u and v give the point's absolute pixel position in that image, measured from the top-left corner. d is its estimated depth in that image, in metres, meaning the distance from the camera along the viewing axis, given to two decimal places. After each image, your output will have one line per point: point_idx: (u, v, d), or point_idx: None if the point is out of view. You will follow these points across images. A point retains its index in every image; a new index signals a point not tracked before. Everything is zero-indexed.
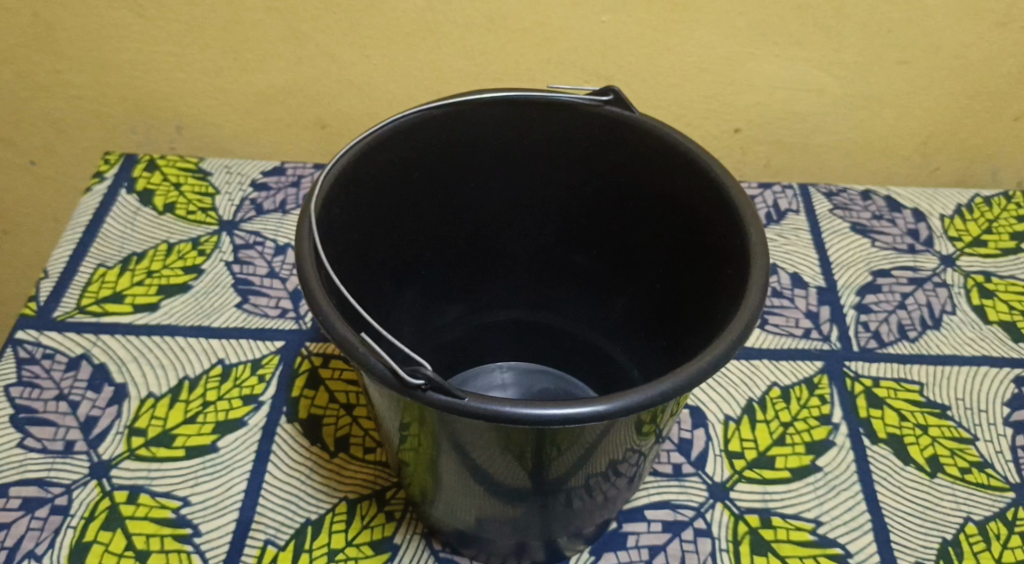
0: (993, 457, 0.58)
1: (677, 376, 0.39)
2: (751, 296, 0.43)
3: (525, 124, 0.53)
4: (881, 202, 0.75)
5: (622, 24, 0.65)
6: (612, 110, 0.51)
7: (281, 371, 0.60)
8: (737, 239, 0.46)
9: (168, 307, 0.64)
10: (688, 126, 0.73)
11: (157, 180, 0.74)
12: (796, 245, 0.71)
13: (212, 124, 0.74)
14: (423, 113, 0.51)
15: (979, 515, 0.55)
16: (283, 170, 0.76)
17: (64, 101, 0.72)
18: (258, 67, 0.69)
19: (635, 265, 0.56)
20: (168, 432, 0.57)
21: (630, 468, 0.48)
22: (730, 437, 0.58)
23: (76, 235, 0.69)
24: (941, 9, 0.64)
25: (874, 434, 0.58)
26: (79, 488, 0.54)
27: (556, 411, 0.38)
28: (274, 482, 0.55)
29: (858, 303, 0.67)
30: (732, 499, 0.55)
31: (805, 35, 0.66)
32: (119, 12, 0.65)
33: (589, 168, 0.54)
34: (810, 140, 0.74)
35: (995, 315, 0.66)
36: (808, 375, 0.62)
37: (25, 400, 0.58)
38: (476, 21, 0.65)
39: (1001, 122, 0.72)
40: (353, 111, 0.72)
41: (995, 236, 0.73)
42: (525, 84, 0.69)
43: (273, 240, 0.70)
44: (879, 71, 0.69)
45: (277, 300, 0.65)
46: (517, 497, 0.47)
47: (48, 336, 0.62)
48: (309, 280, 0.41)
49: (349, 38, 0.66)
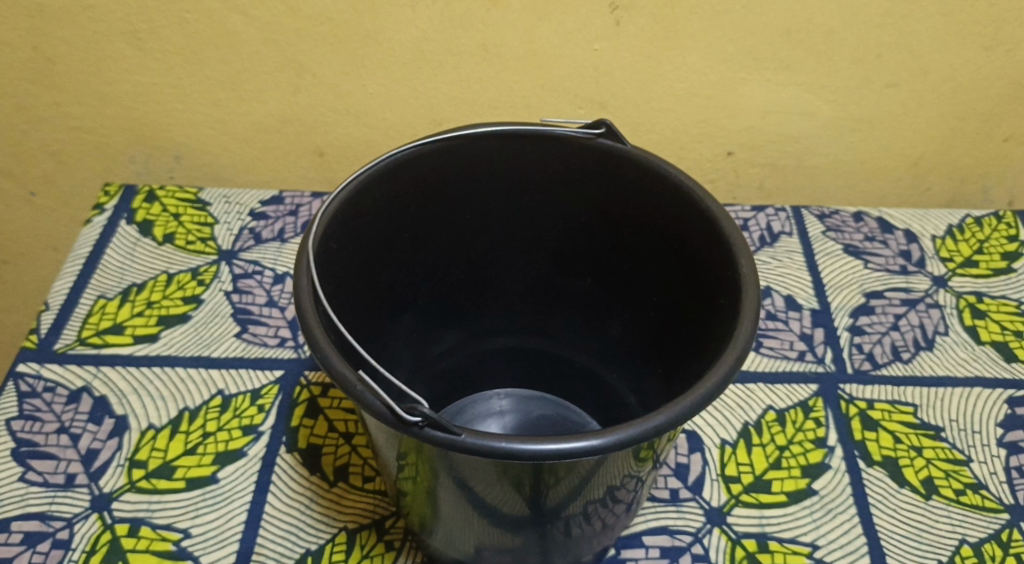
0: (987, 478, 0.58)
1: (671, 408, 0.40)
2: (743, 326, 0.43)
3: (519, 157, 0.53)
4: (873, 223, 0.76)
5: (614, 51, 0.66)
6: (604, 142, 0.52)
7: (280, 401, 0.61)
8: (728, 271, 0.47)
9: (168, 338, 0.65)
10: (681, 150, 0.74)
11: (156, 211, 0.74)
12: (789, 267, 0.72)
13: (211, 153, 0.75)
14: (418, 148, 0.51)
15: (974, 536, 0.55)
16: (281, 199, 0.77)
17: (64, 132, 0.73)
18: (256, 97, 0.70)
19: (630, 292, 0.57)
20: (168, 463, 0.57)
21: (628, 494, 0.48)
22: (726, 461, 0.59)
23: (76, 267, 0.70)
24: (928, 33, 0.65)
25: (869, 457, 0.59)
26: (80, 521, 0.54)
27: (551, 446, 0.39)
28: (274, 512, 0.55)
29: (852, 325, 0.67)
30: (729, 524, 0.55)
31: (795, 59, 0.67)
32: (118, 45, 0.66)
33: (583, 198, 0.55)
34: (803, 161, 0.75)
35: (987, 336, 0.67)
36: (802, 398, 0.62)
37: (27, 434, 0.58)
38: (470, 50, 0.66)
39: (991, 143, 0.73)
40: (351, 139, 0.73)
41: (986, 256, 0.73)
42: (519, 111, 0.70)
43: (271, 269, 0.71)
44: (869, 94, 0.69)
45: (276, 329, 0.66)
46: (516, 526, 0.48)
47: (49, 368, 0.62)
48: (308, 318, 0.42)
49: (346, 68, 0.67)
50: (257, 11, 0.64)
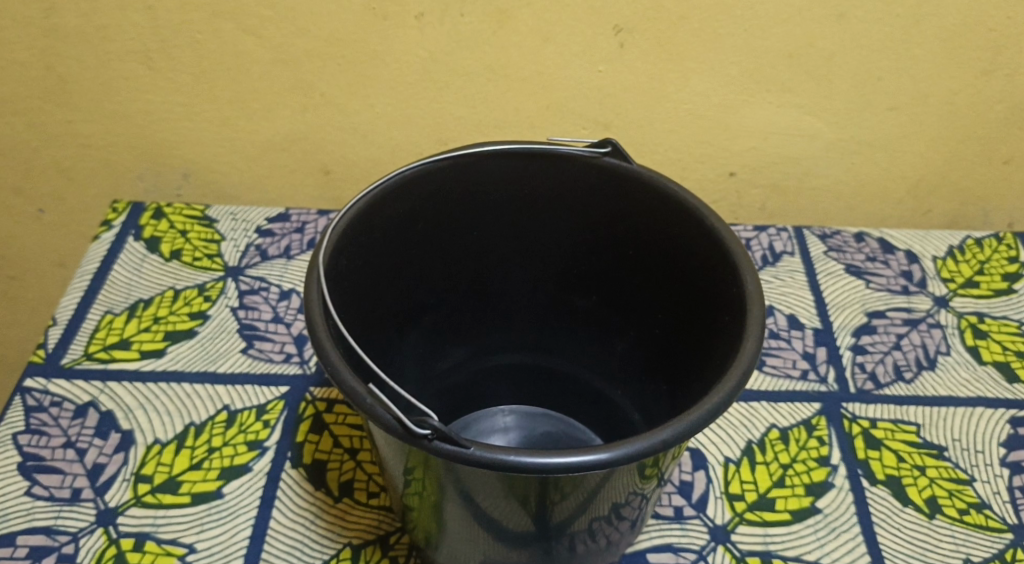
0: (991, 498, 0.58)
1: (677, 423, 0.40)
2: (748, 343, 0.44)
3: (526, 174, 0.54)
4: (874, 243, 0.77)
5: (618, 73, 0.67)
6: (610, 161, 0.53)
7: (285, 416, 0.61)
8: (733, 288, 0.47)
9: (174, 353, 0.65)
10: (684, 170, 0.74)
11: (163, 228, 0.75)
12: (792, 286, 0.72)
13: (219, 172, 0.75)
14: (428, 165, 0.52)
15: (978, 556, 0.55)
16: (287, 216, 0.77)
17: (73, 150, 0.74)
18: (264, 116, 0.70)
19: (635, 310, 0.58)
20: (174, 478, 0.57)
21: (632, 511, 0.49)
22: (730, 479, 0.59)
23: (83, 283, 0.70)
24: (928, 58, 0.66)
25: (873, 475, 0.59)
26: (86, 536, 0.54)
27: (559, 459, 0.39)
28: (278, 528, 0.55)
29: (854, 345, 0.68)
30: (733, 542, 0.55)
31: (797, 82, 0.68)
32: (130, 64, 0.67)
33: (589, 216, 0.55)
34: (804, 183, 0.76)
35: (989, 356, 0.67)
36: (806, 417, 0.62)
37: (34, 448, 0.58)
38: (476, 71, 0.67)
39: (991, 166, 0.74)
40: (357, 158, 0.73)
41: (987, 277, 0.74)
42: (524, 131, 0.71)
43: (277, 285, 0.71)
44: (869, 116, 0.70)
45: (282, 345, 0.66)
46: (521, 542, 0.48)
47: (56, 383, 0.62)
48: (318, 332, 0.43)
49: (354, 88, 0.68)
50: (267, 32, 0.65)
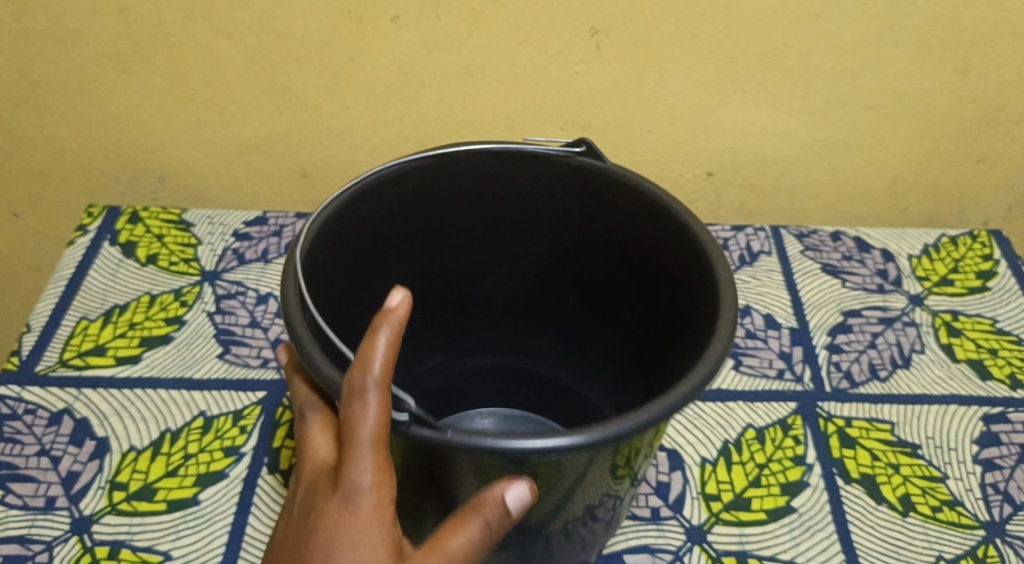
0: (964, 495, 0.59)
1: (652, 407, 0.41)
2: (719, 334, 0.44)
3: (501, 175, 0.54)
4: (850, 242, 0.77)
5: (596, 74, 0.67)
6: (584, 159, 0.53)
7: (262, 422, 0.61)
8: (705, 280, 0.48)
9: (150, 358, 0.65)
10: (663, 170, 0.74)
11: (140, 232, 0.75)
12: (768, 286, 0.73)
13: (196, 175, 0.75)
14: (403, 165, 0.52)
15: (951, 553, 0.55)
16: (264, 220, 0.77)
17: (48, 154, 0.73)
18: (241, 120, 0.70)
19: (611, 307, 0.58)
20: (149, 485, 0.57)
21: (607, 512, 0.49)
22: (707, 479, 0.59)
23: (58, 288, 0.70)
24: (902, 57, 0.67)
25: (847, 474, 0.59)
26: (60, 545, 0.54)
27: (535, 443, 0.39)
28: (255, 534, 0.55)
29: (830, 344, 0.68)
30: (709, 542, 0.56)
31: (773, 82, 0.68)
32: (104, 68, 0.67)
33: (564, 216, 0.55)
34: (782, 182, 0.76)
35: (964, 353, 0.68)
36: (782, 416, 0.63)
37: (7, 457, 0.58)
38: (454, 73, 0.67)
39: (965, 164, 0.74)
40: (334, 161, 0.73)
41: (962, 275, 0.75)
42: (501, 133, 0.71)
43: (255, 290, 0.71)
44: (845, 116, 0.71)
45: (258, 350, 0.66)
46: (498, 545, 0.48)
47: (30, 391, 0.62)
48: (295, 322, 0.43)
49: (330, 91, 0.68)
50: (242, 35, 0.64)
